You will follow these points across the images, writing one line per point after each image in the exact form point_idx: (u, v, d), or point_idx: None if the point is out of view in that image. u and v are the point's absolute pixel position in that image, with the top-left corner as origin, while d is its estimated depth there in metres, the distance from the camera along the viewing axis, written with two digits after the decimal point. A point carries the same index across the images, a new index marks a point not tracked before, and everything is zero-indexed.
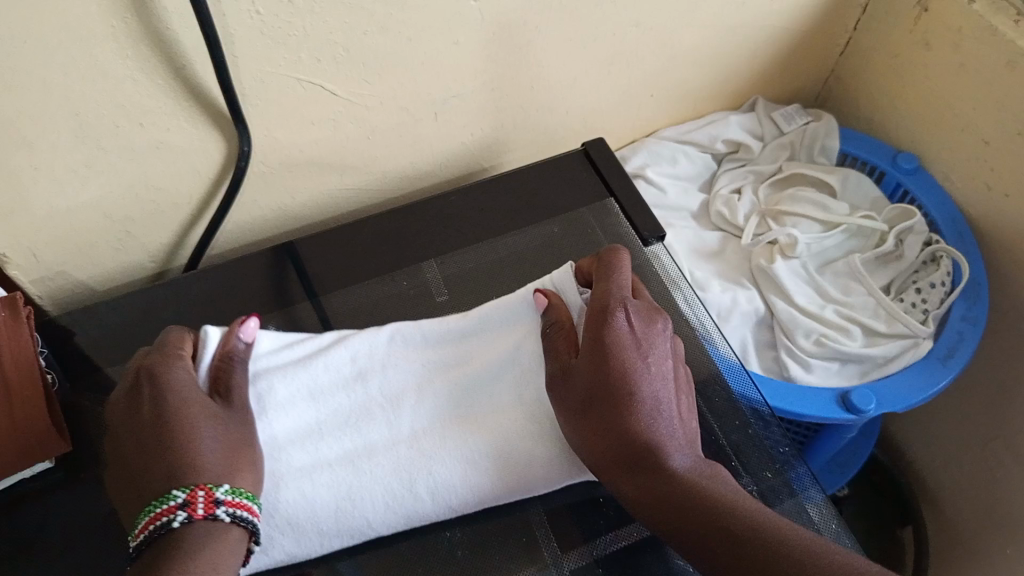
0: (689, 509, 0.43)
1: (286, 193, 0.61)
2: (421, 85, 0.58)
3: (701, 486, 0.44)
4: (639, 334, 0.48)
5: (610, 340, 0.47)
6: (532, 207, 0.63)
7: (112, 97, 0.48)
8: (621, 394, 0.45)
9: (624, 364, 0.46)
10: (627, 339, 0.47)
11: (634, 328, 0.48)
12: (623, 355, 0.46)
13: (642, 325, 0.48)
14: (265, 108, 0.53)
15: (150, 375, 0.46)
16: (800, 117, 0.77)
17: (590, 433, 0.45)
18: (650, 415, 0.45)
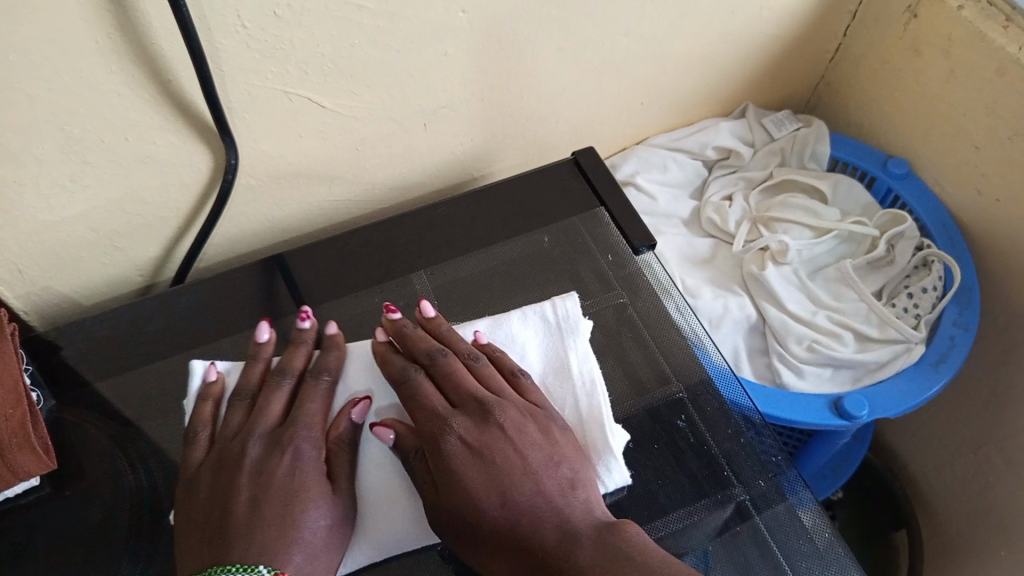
0: None
1: (275, 205, 0.61)
2: (410, 96, 0.58)
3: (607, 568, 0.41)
4: (474, 440, 0.46)
5: (446, 461, 0.45)
6: (523, 217, 0.63)
7: (97, 111, 0.48)
8: (481, 514, 0.44)
9: (462, 484, 0.44)
10: (461, 458, 0.45)
11: (472, 432, 0.46)
12: (461, 475, 0.45)
13: (477, 426, 0.46)
14: (253, 120, 0.53)
15: (298, 422, 0.48)
16: (790, 123, 0.77)
17: (485, 559, 0.43)
18: (523, 516, 0.43)
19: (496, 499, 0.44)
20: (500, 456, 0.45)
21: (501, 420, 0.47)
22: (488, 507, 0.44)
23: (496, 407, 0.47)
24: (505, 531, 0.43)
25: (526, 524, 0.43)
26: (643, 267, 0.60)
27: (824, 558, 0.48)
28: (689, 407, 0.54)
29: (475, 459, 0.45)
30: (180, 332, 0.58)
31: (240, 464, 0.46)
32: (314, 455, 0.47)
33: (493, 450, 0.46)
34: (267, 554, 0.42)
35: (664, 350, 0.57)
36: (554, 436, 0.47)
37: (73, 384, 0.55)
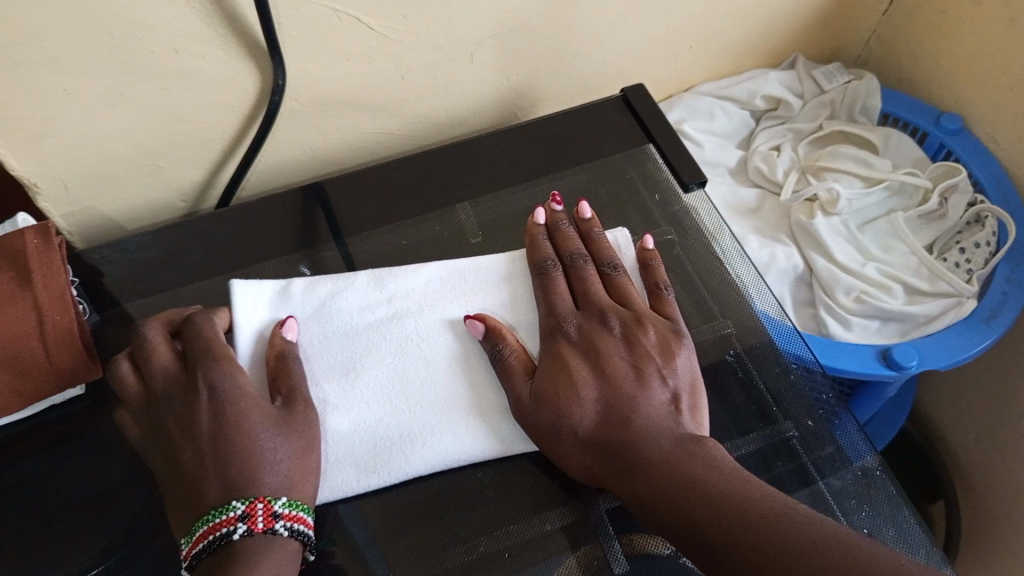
0: (674, 500, 0.42)
1: (318, 133, 0.61)
2: (459, 23, 0.57)
3: (689, 478, 0.42)
4: (590, 344, 0.47)
5: (558, 356, 0.47)
6: (568, 154, 0.62)
7: (146, 21, 0.47)
8: (574, 410, 0.45)
9: (576, 378, 0.46)
10: (576, 356, 0.47)
11: (586, 337, 0.48)
12: (576, 370, 0.46)
13: (597, 332, 0.48)
14: (300, 39, 0.52)
15: (195, 359, 0.45)
16: (841, 74, 0.74)
17: (568, 454, 0.44)
18: (615, 421, 0.45)
19: (592, 400, 0.45)
20: (612, 362, 0.47)
21: (619, 330, 0.48)
22: (582, 406, 0.45)
23: (615, 317, 0.49)
24: (593, 431, 0.44)
25: (614, 427, 0.44)
26: (691, 205, 0.59)
27: (872, 498, 0.47)
28: (736, 344, 0.53)
29: (585, 360, 0.47)
30: (220, 257, 0.57)
31: (171, 418, 0.44)
32: (239, 379, 0.45)
33: (604, 357, 0.47)
34: (240, 489, 0.41)
35: (710, 287, 0.55)
36: (670, 352, 0.47)
37: (113, 302, 0.55)
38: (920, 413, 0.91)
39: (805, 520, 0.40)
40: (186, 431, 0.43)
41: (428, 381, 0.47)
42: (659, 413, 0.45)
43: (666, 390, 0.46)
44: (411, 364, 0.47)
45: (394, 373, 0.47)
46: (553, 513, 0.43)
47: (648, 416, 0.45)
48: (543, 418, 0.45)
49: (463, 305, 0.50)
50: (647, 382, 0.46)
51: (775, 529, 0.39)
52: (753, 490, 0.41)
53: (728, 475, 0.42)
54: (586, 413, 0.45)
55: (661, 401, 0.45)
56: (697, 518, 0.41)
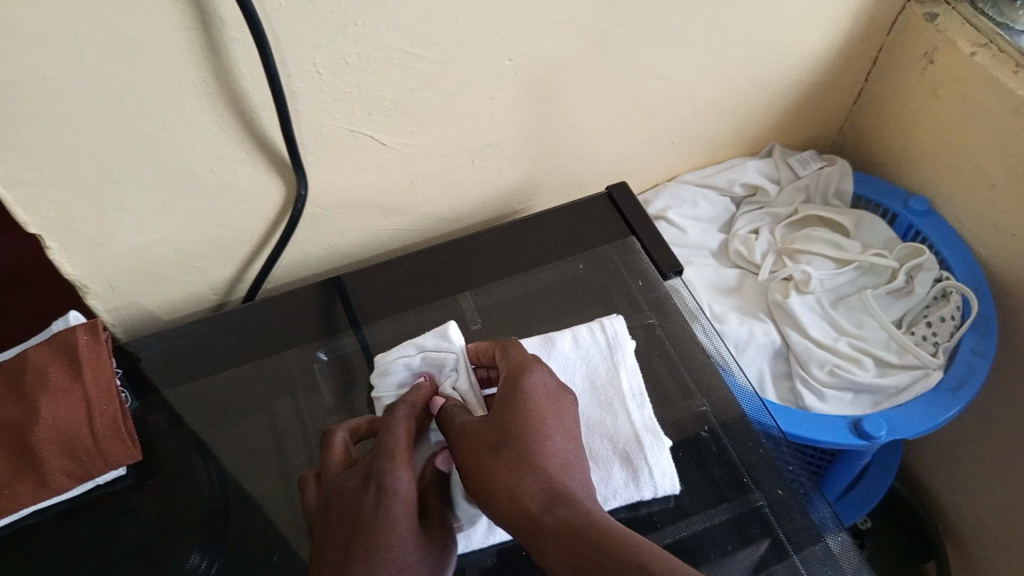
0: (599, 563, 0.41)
1: (337, 233, 0.68)
2: (462, 135, 0.65)
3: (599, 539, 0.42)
4: (481, 469, 0.46)
5: (473, 454, 0.47)
6: (559, 246, 0.69)
7: (191, 146, 0.55)
8: (519, 500, 0.45)
9: (496, 469, 0.46)
10: (488, 444, 0.47)
11: (479, 462, 0.47)
12: (492, 463, 0.46)
13: (487, 454, 0.47)
14: (321, 155, 0.60)
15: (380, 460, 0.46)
16: (814, 162, 0.81)
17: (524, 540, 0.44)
18: (545, 498, 0.45)
19: (522, 486, 0.45)
20: (494, 472, 0.46)
21: (509, 437, 0.47)
22: (527, 492, 0.45)
23: (561, 407, 0.50)
24: (523, 514, 0.44)
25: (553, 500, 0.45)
26: (672, 292, 0.66)
27: (836, 561, 0.51)
28: (711, 421, 0.58)
29: (487, 446, 0.47)
30: (249, 346, 0.65)
31: (343, 521, 0.44)
32: (406, 494, 0.45)
33: (493, 472, 0.46)
34: None
35: (689, 368, 0.61)
36: (555, 398, 0.50)
37: (154, 389, 0.62)
38: (913, 477, 0.95)
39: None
40: (347, 532, 0.43)
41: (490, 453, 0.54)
42: (547, 506, 0.45)
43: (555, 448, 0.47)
44: None
45: None
46: None
47: (532, 515, 0.44)
48: (500, 514, 0.45)
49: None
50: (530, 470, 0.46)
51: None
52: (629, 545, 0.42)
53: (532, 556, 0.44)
54: (530, 495, 0.45)
55: (543, 495, 0.45)
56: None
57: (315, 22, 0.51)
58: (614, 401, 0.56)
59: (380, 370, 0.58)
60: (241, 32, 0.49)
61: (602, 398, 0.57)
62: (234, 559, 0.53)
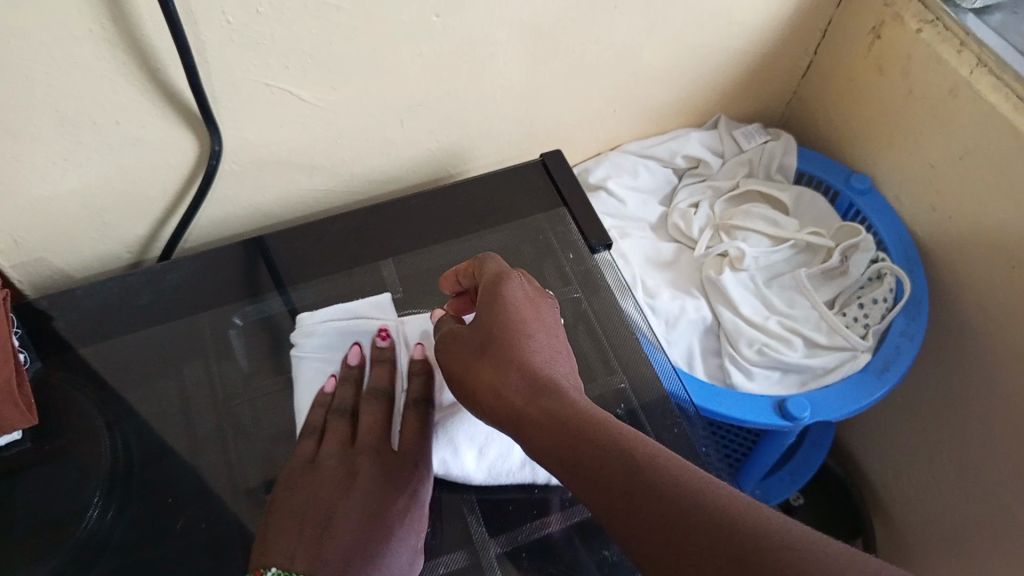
0: (582, 442, 0.41)
1: (259, 190, 0.65)
2: (388, 93, 0.62)
3: (584, 422, 0.42)
4: (470, 370, 0.48)
5: (461, 360, 0.49)
6: (490, 214, 0.67)
7: (92, 95, 0.52)
8: (505, 396, 0.46)
9: (482, 369, 0.47)
10: (474, 345, 0.49)
11: (467, 366, 0.48)
12: (477, 364, 0.48)
13: (475, 357, 0.48)
14: (235, 109, 0.57)
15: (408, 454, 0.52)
16: (759, 136, 0.80)
17: (517, 435, 0.45)
18: (530, 389, 0.45)
19: (509, 379, 0.46)
20: (481, 372, 0.47)
21: (493, 338, 0.48)
22: (511, 387, 0.46)
23: (540, 309, 0.51)
24: (511, 409, 0.45)
25: (538, 392, 0.45)
26: (601, 266, 0.64)
27: None
28: (630, 397, 0.57)
29: (474, 349, 0.49)
30: (162, 306, 0.62)
31: (360, 492, 0.49)
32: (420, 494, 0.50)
33: (478, 372, 0.47)
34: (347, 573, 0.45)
35: (613, 343, 0.60)
36: (534, 301, 0.52)
37: (58, 349, 0.60)
38: (846, 453, 0.96)
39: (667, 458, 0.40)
40: (359, 505, 0.49)
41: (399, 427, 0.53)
42: (533, 399, 0.45)
43: (537, 344, 0.48)
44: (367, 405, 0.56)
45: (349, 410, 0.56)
46: (452, 556, 0.50)
47: (517, 410, 0.45)
48: (492, 413, 0.46)
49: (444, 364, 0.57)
50: (513, 369, 0.46)
51: (648, 492, 0.38)
52: (611, 426, 0.42)
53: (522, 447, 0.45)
54: (517, 389, 0.46)
55: (528, 388, 0.45)
56: (612, 460, 0.40)
57: None
58: None
59: (304, 330, 0.59)
60: None
61: None
62: (137, 525, 0.52)
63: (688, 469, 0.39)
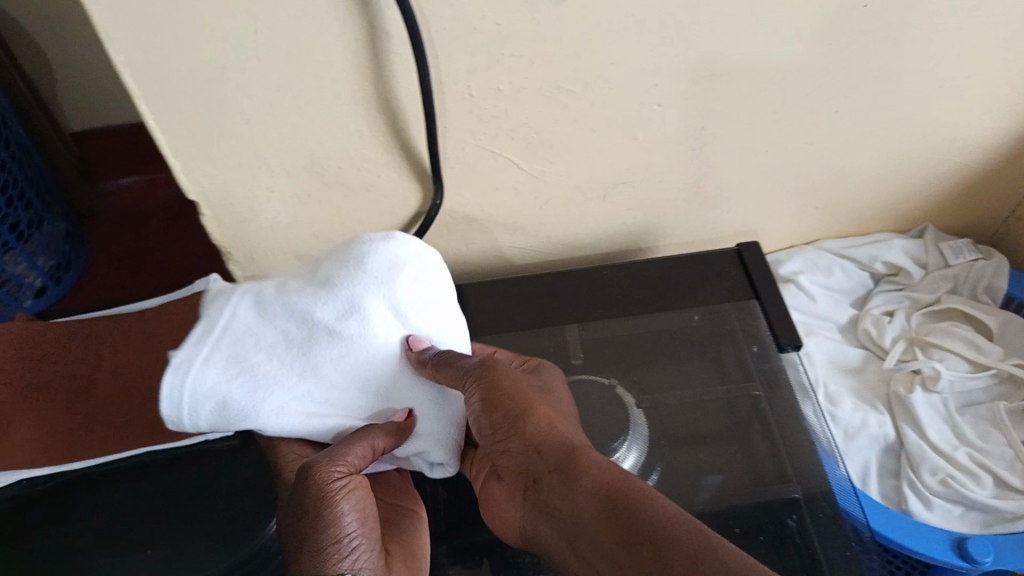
0: (630, 496, 0.43)
1: (463, 242, 0.69)
2: (599, 171, 0.65)
3: (628, 479, 0.44)
4: (515, 399, 0.50)
5: (503, 394, 0.51)
6: (679, 294, 0.68)
7: (342, 144, 0.58)
8: (549, 438, 0.48)
9: (526, 409, 0.50)
10: (512, 386, 0.52)
11: (512, 397, 0.51)
12: (522, 401, 0.51)
13: (519, 393, 0.51)
14: (459, 170, 0.62)
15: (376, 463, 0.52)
16: (969, 252, 0.76)
17: (559, 488, 0.45)
18: (572, 446, 0.48)
19: (550, 430, 0.49)
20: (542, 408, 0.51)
21: (531, 387, 0.54)
22: (552, 432, 0.49)
23: (552, 378, 0.58)
24: (556, 455, 0.47)
25: (572, 448, 0.48)
26: (786, 365, 0.63)
27: None
28: (802, 509, 0.55)
29: (509, 385, 0.51)
30: None
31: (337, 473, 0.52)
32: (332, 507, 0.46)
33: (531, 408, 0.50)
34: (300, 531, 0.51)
35: (790, 449, 0.59)
36: (555, 372, 0.59)
37: None
38: None
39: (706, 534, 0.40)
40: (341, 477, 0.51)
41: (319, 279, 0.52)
42: (576, 451, 0.47)
43: (558, 412, 0.52)
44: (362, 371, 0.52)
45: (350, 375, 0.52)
46: None
47: (570, 452, 0.47)
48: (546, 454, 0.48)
49: (227, 398, 0.50)
50: (547, 423, 0.50)
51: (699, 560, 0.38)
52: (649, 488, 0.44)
53: (546, 484, 0.47)
54: (556, 435, 0.49)
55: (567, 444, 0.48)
56: (659, 516, 0.41)
57: (474, 45, 0.53)
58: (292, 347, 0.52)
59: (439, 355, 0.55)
60: (403, 49, 0.51)
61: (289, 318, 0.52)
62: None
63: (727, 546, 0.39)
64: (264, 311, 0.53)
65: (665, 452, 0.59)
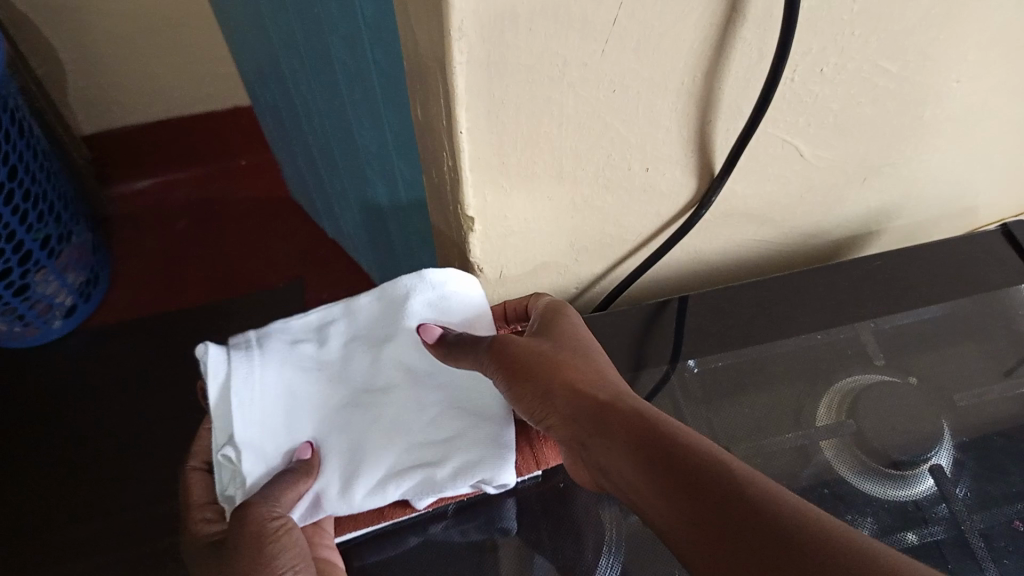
0: (659, 448, 0.39)
1: (711, 238, 0.65)
2: (871, 155, 0.60)
3: (658, 429, 0.40)
4: (526, 374, 0.47)
5: (537, 369, 0.47)
6: (945, 280, 0.67)
7: (642, 143, 0.52)
8: (579, 402, 0.45)
9: (544, 379, 0.46)
10: (533, 357, 0.48)
11: (526, 372, 0.47)
12: (547, 366, 0.47)
13: (530, 362, 0.47)
14: (746, 165, 0.57)
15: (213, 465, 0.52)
16: None
17: (602, 443, 0.42)
18: (597, 404, 0.44)
19: (571, 397, 0.45)
20: (552, 371, 0.47)
21: (555, 349, 0.49)
22: (564, 396, 0.45)
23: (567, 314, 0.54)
24: (590, 418, 0.44)
25: (590, 412, 0.44)
26: None
27: None
28: None
29: (522, 359, 0.48)
30: (622, 350, 0.62)
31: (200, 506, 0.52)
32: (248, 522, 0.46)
33: (544, 378, 0.47)
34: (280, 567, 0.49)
35: None
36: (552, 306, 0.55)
37: None
38: None
39: (765, 493, 0.35)
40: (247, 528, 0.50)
41: (297, 325, 0.55)
42: (602, 408, 0.44)
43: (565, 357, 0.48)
44: (419, 421, 0.53)
45: (350, 423, 0.53)
46: None
47: (599, 403, 0.44)
48: (581, 413, 0.44)
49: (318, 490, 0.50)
50: (568, 381, 0.46)
51: (751, 536, 0.33)
52: (694, 446, 0.38)
53: (593, 445, 0.43)
54: (566, 398, 0.45)
55: (595, 402, 0.44)
56: (696, 472, 0.37)
57: (819, 27, 0.47)
58: (325, 405, 0.53)
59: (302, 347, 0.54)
60: (754, 33, 0.46)
61: (292, 377, 0.52)
62: (645, 567, 0.53)
63: (794, 501, 0.34)
64: (293, 389, 0.52)
65: (981, 447, 0.59)
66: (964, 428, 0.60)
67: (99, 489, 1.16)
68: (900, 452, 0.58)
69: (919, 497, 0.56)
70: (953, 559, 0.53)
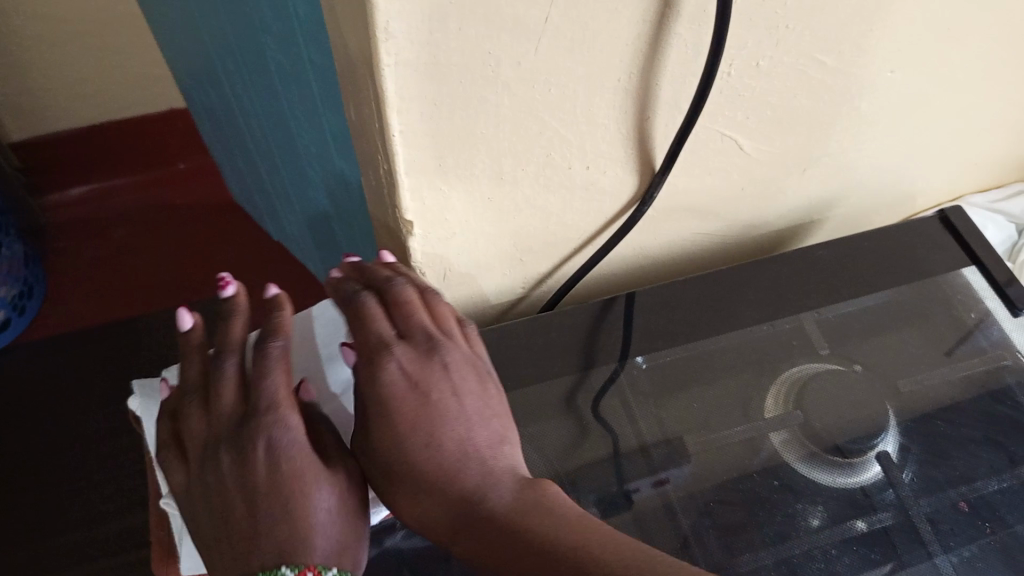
0: (517, 538, 0.41)
1: (656, 233, 0.64)
2: (810, 146, 0.61)
3: (517, 519, 0.42)
4: (386, 453, 0.43)
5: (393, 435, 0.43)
6: (884, 268, 0.68)
7: (581, 142, 0.51)
8: (437, 489, 0.43)
9: (400, 447, 0.43)
10: (392, 418, 0.43)
11: (382, 446, 0.43)
12: (404, 432, 0.43)
13: (385, 435, 0.43)
14: (686, 160, 0.56)
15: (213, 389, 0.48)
16: None
17: (460, 531, 0.43)
18: (455, 482, 0.43)
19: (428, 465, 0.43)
20: (412, 439, 0.43)
21: (406, 403, 0.43)
22: (419, 470, 0.43)
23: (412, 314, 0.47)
24: (455, 509, 0.43)
25: (451, 490, 0.43)
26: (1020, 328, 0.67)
27: None
28: None
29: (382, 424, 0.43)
30: (571, 350, 0.61)
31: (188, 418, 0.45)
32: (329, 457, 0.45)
33: (404, 444, 0.43)
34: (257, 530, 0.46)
35: None
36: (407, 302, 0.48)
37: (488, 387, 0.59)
38: None
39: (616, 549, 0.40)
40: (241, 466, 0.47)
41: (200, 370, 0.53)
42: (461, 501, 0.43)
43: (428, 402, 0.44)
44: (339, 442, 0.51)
45: None
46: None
47: (466, 495, 0.42)
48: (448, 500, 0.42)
49: None
50: (428, 442, 0.43)
51: None
52: (558, 538, 0.40)
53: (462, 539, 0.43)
54: (424, 467, 0.43)
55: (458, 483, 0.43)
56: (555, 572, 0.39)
57: (754, 21, 0.47)
58: None
59: None
60: (689, 28, 0.45)
61: None
62: None
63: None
64: None
65: (924, 432, 0.60)
66: (907, 412, 0.61)
67: (34, 511, 1.11)
68: (848, 442, 0.59)
69: (867, 484, 0.57)
70: (901, 544, 0.53)
